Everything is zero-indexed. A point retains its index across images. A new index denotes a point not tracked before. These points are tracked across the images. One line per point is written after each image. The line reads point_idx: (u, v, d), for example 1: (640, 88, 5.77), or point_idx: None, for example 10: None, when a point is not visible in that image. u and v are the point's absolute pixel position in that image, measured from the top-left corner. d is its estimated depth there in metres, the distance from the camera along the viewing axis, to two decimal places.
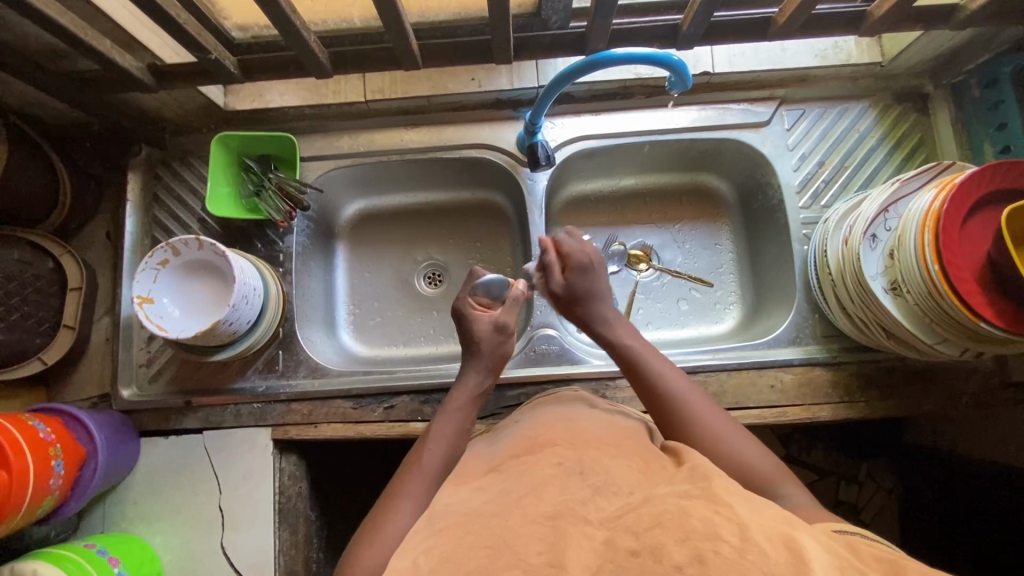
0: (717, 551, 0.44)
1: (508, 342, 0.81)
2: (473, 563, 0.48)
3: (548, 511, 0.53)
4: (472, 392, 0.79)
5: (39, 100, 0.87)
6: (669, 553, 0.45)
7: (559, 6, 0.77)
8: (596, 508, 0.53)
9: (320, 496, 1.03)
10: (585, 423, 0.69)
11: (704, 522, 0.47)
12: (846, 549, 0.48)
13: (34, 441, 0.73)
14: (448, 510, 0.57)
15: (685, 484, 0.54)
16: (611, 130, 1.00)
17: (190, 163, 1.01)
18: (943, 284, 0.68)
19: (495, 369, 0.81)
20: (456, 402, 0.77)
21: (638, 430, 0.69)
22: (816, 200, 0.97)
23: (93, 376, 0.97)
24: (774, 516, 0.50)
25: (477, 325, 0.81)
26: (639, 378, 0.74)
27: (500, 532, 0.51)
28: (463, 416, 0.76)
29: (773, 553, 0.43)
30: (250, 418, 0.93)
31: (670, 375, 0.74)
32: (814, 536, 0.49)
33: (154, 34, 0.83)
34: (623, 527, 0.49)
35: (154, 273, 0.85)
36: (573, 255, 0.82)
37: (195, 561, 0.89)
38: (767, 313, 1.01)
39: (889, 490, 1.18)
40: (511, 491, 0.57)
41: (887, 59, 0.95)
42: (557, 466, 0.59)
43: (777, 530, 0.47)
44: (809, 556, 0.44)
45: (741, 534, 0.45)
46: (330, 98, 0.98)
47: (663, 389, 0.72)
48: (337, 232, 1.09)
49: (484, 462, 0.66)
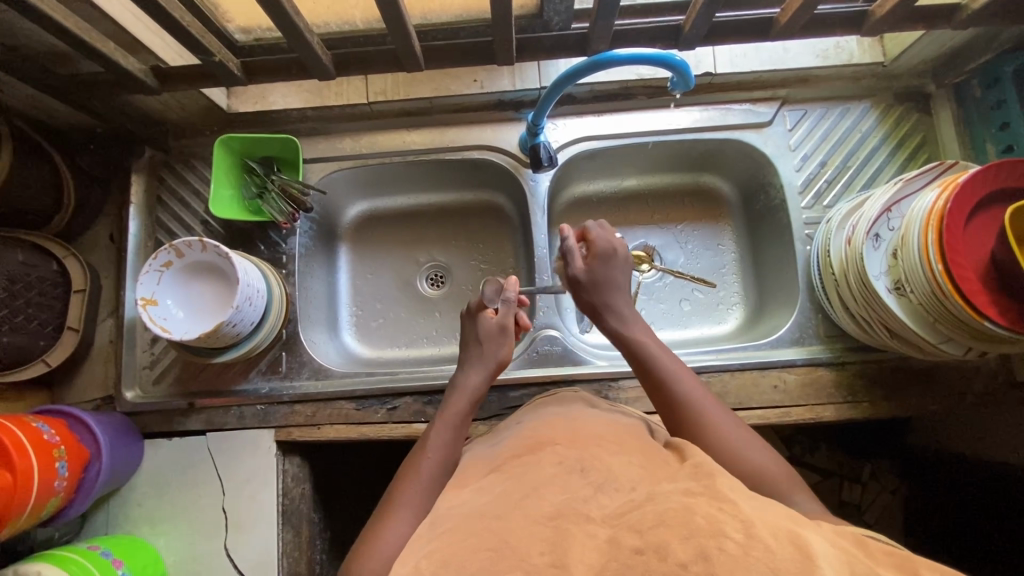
0: (722, 548, 0.44)
1: (509, 344, 0.83)
2: (476, 565, 0.48)
3: (550, 509, 0.53)
4: (469, 398, 0.79)
5: (42, 102, 0.87)
6: (673, 551, 0.45)
7: (562, 8, 0.77)
8: (599, 505, 0.53)
9: (324, 497, 1.04)
10: (587, 421, 0.68)
11: (707, 519, 0.47)
12: (854, 545, 0.48)
13: (38, 443, 0.73)
14: (451, 512, 0.57)
15: (688, 481, 0.54)
16: (613, 131, 1.00)
17: (192, 165, 1.01)
18: (946, 283, 0.68)
19: (494, 373, 0.82)
20: (456, 407, 0.77)
21: (640, 427, 0.69)
22: (818, 200, 0.97)
23: (96, 378, 0.97)
24: (780, 513, 0.49)
25: (484, 325, 0.84)
26: (650, 378, 0.74)
27: (503, 533, 0.51)
28: (462, 422, 0.76)
29: (778, 549, 0.44)
30: (252, 419, 0.93)
31: (688, 382, 0.72)
32: (819, 532, 0.49)
33: (157, 36, 0.83)
34: (627, 524, 0.49)
35: (158, 274, 0.85)
36: (598, 242, 0.83)
37: (198, 562, 0.89)
38: (770, 313, 1.01)
39: (893, 491, 1.18)
40: (513, 492, 0.57)
41: (889, 59, 0.95)
42: (559, 465, 0.59)
43: (780, 526, 0.47)
44: (816, 553, 0.44)
45: (746, 531, 0.46)
46: (332, 100, 0.99)
47: (678, 397, 0.71)
48: (339, 233, 1.09)
49: (486, 462, 0.66)
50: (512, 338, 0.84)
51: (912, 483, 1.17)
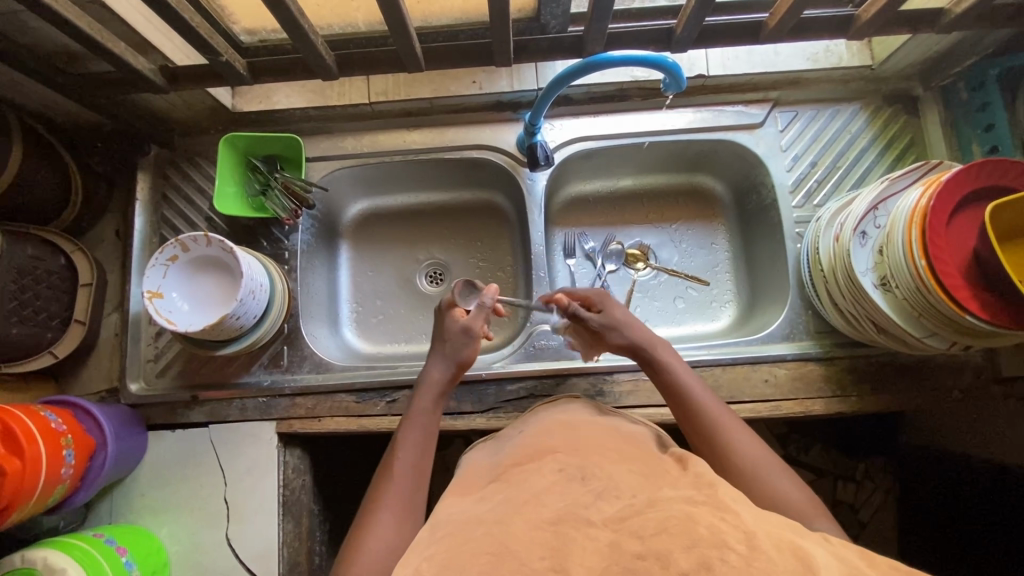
0: (724, 559, 0.46)
1: (472, 347, 0.83)
2: (477, 568, 0.49)
3: (550, 516, 0.54)
4: (433, 393, 0.80)
5: (52, 101, 0.89)
6: (675, 560, 0.46)
7: (558, 11, 0.80)
8: (599, 511, 0.54)
9: (325, 489, 1.06)
10: (586, 428, 0.70)
11: (709, 529, 0.48)
12: (856, 556, 0.48)
13: (46, 430, 0.75)
14: (451, 519, 0.59)
15: (689, 488, 0.56)
16: (611, 131, 1.02)
17: (197, 162, 1.03)
18: (929, 279, 0.70)
19: (456, 372, 0.83)
20: (421, 404, 0.79)
21: (642, 433, 0.71)
22: (809, 199, 0.99)
23: (102, 372, 0.99)
24: (781, 524, 0.51)
25: (449, 324, 0.84)
26: (678, 401, 0.76)
27: (502, 538, 0.52)
28: (428, 418, 0.78)
29: (780, 561, 0.45)
30: (255, 411, 0.95)
31: (715, 406, 0.74)
32: (819, 542, 0.50)
33: (167, 37, 0.86)
34: (628, 531, 0.50)
35: (164, 269, 0.87)
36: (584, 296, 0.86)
37: (200, 552, 0.91)
38: (762, 309, 1.03)
39: (886, 490, 1.21)
40: (513, 498, 0.58)
41: (877, 62, 0.98)
42: (559, 473, 0.60)
43: (782, 537, 0.49)
44: (816, 565, 0.45)
45: (748, 542, 0.47)
46: (335, 100, 1.01)
47: (700, 410, 0.74)
48: (341, 232, 1.11)
49: (489, 467, 0.68)
50: (474, 342, 0.83)
51: (903, 481, 1.19)
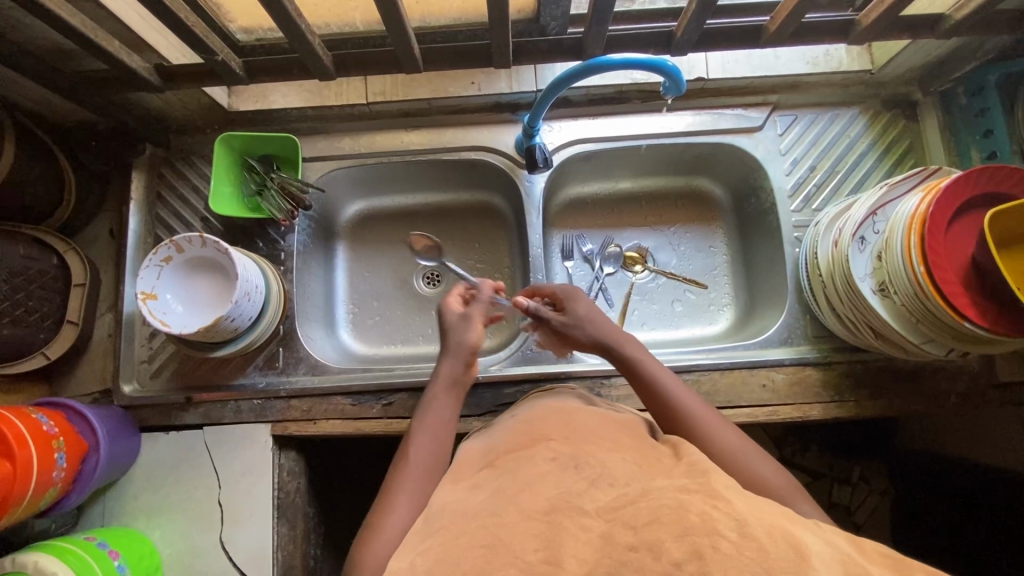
0: (716, 547, 0.45)
1: (477, 329, 0.83)
2: (470, 562, 0.49)
3: (544, 505, 0.53)
4: (446, 382, 0.79)
5: (45, 98, 0.88)
6: (668, 550, 0.46)
7: (558, 13, 0.79)
8: (592, 499, 0.54)
9: (319, 491, 1.05)
10: (580, 416, 0.70)
11: (702, 516, 0.48)
12: (847, 545, 0.48)
13: (38, 434, 0.74)
14: (445, 511, 0.58)
15: (683, 477, 0.55)
16: (610, 134, 1.01)
17: (192, 161, 1.03)
18: (928, 285, 0.70)
19: (467, 359, 0.81)
20: (436, 394, 0.78)
21: (635, 422, 0.71)
22: (808, 203, 0.99)
23: (95, 371, 0.98)
24: (775, 513, 0.51)
25: (448, 319, 0.84)
26: (650, 394, 0.74)
27: (496, 531, 0.52)
28: (444, 407, 0.77)
29: (772, 548, 0.45)
30: (250, 414, 0.94)
31: (687, 396, 0.73)
32: (812, 530, 0.50)
33: (162, 36, 0.85)
34: (621, 520, 0.50)
35: (158, 269, 0.86)
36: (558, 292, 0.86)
37: (194, 556, 0.90)
38: (760, 314, 1.03)
39: (882, 493, 1.19)
40: (506, 488, 0.58)
41: (877, 67, 0.98)
42: (552, 461, 0.60)
43: (774, 525, 0.49)
44: (809, 553, 0.45)
45: (740, 530, 0.47)
46: (332, 100, 1.00)
47: (673, 401, 0.73)
48: (337, 232, 1.11)
49: (481, 458, 0.68)
50: (478, 323, 0.83)
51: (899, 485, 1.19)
